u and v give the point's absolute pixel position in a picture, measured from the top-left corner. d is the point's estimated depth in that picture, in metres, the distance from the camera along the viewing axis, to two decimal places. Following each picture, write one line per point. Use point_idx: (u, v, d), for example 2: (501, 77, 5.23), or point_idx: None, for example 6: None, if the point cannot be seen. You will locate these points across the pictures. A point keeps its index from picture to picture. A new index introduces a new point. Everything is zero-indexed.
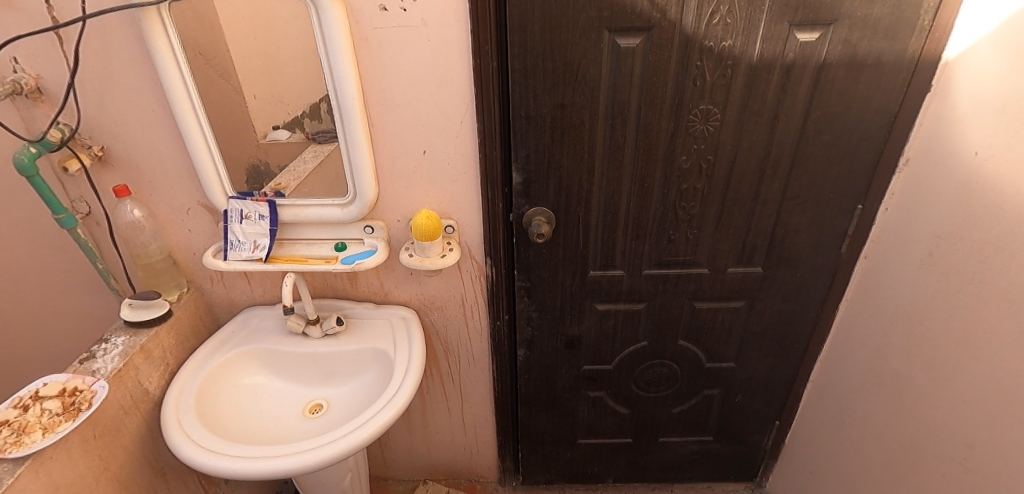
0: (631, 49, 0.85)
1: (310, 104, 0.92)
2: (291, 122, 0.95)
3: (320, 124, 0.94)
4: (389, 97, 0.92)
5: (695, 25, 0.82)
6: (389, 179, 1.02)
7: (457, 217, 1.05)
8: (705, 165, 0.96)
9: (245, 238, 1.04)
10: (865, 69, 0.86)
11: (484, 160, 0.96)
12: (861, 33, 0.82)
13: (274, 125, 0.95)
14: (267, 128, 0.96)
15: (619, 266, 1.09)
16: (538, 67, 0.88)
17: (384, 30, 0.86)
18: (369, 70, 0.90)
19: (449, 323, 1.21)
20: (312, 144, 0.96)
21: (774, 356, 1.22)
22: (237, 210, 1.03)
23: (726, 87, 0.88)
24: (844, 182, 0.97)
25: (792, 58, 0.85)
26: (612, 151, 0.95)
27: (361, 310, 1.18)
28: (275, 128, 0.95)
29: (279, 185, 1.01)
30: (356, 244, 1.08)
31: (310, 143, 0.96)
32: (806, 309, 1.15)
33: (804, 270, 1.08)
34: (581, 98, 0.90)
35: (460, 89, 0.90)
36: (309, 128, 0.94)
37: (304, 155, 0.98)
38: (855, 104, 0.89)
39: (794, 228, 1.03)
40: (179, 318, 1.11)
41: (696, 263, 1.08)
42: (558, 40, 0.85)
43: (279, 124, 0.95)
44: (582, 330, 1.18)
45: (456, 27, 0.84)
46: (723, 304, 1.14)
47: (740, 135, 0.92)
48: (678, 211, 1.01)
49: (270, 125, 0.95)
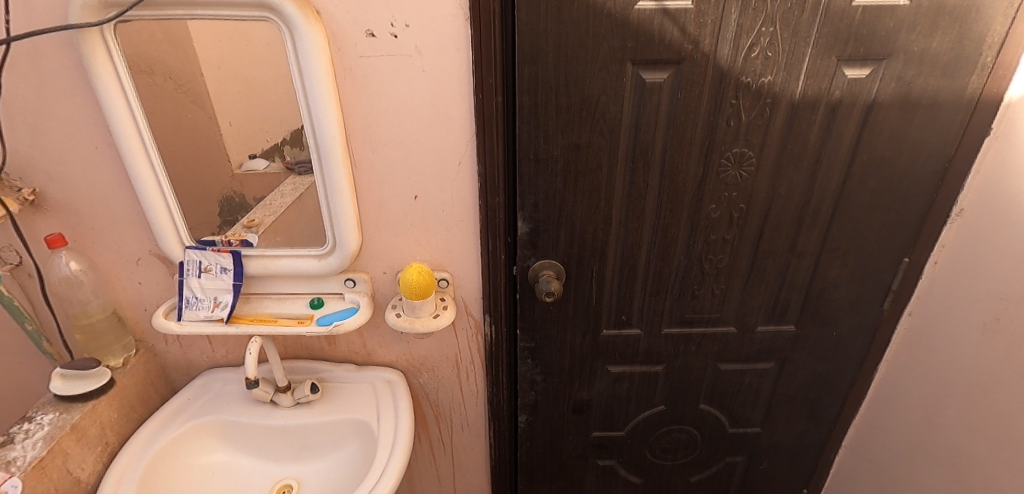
0: (657, 84, 0.74)
1: (291, 131, 0.79)
2: (269, 150, 0.81)
3: (302, 152, 0.81)
4: (375, 134, 0.80)
5: (731, 58, 0.72)
6: (374, 226, 0.89)
7: (453, 268, 0.92)
8: (736, 214, 0.84)
9: (204, 294, 0.89)
10: (919, 109, 0.76)
11: (485, 206, 0.84)
12: (917, 69, 0.73)
13: (250, 154, 0.81)
14: (213, 172, 0.83)
15: (635, 324, 0.96)
16: (551, 103, 0.76)
17: (372, 59, 0.75)
18: (354, 103, 0.78)
19: (441, 386, 1.07)
20: (292, 176, 0.83)
21: (805, 421, 1.09)
22: (196, 261, 0.88)
23: (764, 129, 0.77)
24: (890, 234, 0.86)
25: (838, 96, 0.75)
26: (632, 198, 0.83)
27: (339, 373, 1.03)
28: (251, 157, 0.81)
29: (254, 221, 0.87)
30: (335, 300, 0.94)
31: (289, 175, 0.83)
32: (842, 371, 1.02)
33: (842, 328, 0.96)
34: (599, 138, 0.78)
35: (459, 126, 0.79)
36: (288, 157, 0.81)
37: (281, 188, 0.84)
38: (906, 148, 0.79)
39: (832, 283, 0.91)
40: (125, 386, 0.95)
41: (723, 321, 0.96)
42: (574, 73, 0.74)
43: (255, 153, 0.81)
44: (592, 394, 1.04)
45: (455, 57, 0.73)
46: (751, 365, 1.01)
47: (777, 182, 0.81)
48: (704, 264, 0.89)
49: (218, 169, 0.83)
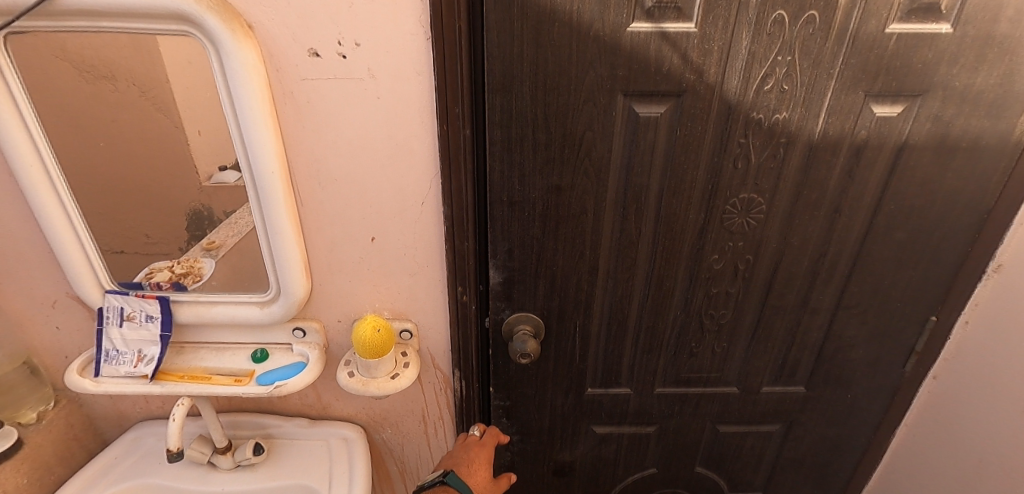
0: (653, 120, 0.63)
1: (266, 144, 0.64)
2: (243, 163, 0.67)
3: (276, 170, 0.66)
4: (324, 168, 0.69)
5: (740, 91, 0.61)
6: (326, 270, 0.77)
7: (418, 317, 0.81)
8: (742, 266, 0.73)
9: (126, 347, 0.77)
10: (957, 153, 0.65)
11: (453, 253, 0.72)
12: (957, 108, 0.62)
13: (220, 165, 0.67)
14: (136, 209, 0.71)
15: (624, 383, 0.85)
16: (527, 139, 0.65)
17: (318, 82, 0.63)
18: (298, 133, 0.66)
19: (406, 442, 0.95)
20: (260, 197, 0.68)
21: (812, 486, 0.98)
22: (116, 307, 0.76)
23: (776, 172, 0.66)
24: (916, 290, 0.76)
25: (864, 136, 0.64)
26: (622, 246, 0.72)
27: (289, 429, 0.90)
28: (221, 169, 0.67)
29: (214, 243, 0.74)
30: (283, 351, 0.82)
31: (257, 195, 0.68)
32: (855, 435, 0.91)
33: (857, 389, 0.85)
34: (583, 179, 0.67)
35: (421, 161, 0.67)
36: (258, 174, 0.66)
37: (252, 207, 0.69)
38: (939, 196, 0.68)
39: (847, 342, 0.81)
40: (39, 445, 0.82)
41: (723, 381, 0.85)
42: (555, 105, 0.62)
43: (227, 164, 0.67)
44: (576, 456, 0.93)
45: (416, 83, 0.62)
46: (753, 427, 0.90)
47: (790, 231, 0.71)
48: (703, 320, 0.78)
49: (140, 205, 0.71)
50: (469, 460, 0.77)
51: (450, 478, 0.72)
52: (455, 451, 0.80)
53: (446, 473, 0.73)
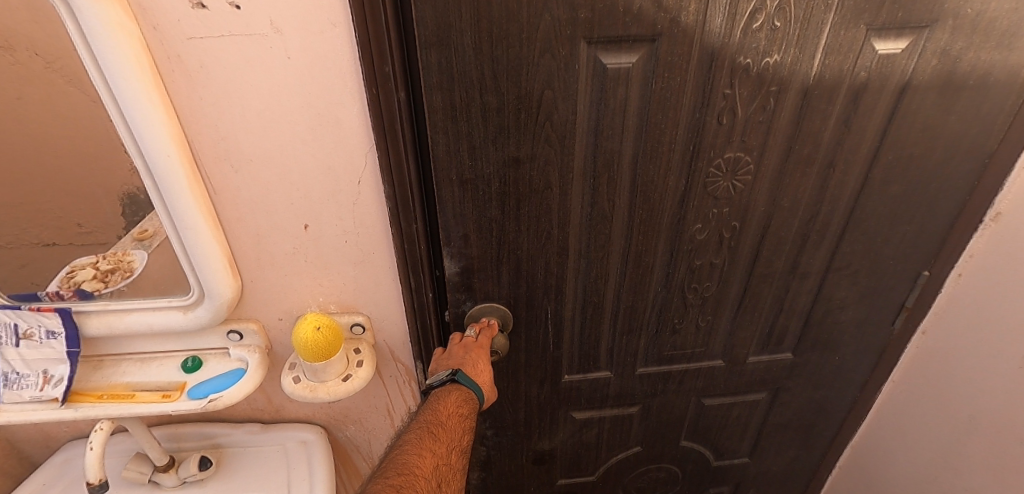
0: (624, 72, 0.53)
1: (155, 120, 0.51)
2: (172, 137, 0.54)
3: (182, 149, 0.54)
4: (234, 148, 0.56)
5: (725, 32, 0.51)
6: (255, 265, 0.66)
7: (370, 309, 0.72)
8: (728, 234, 0.66)
9: (28, 368, 0.66)
10: (963, 91, 0.57)
11: (400, 238, 0.62)
12: (967, 39, 0.54)
13: None
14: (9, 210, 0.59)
15: (604, 367, 0.78)
16: (476, 103, 0.54)
17: (210, 41, 0.49)
18: (194, 107, 0.53)
19: (373, 438, 0.88)
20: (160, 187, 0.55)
21: (797, 446, 0.96)
22: (9, 324, 0.63)
23: (765, 126, 0.58)
24: (909, 245, 0.70)
25: (864, 78, 0.55)
26: (594, 220, 0.63)
27: (240, 436, 0.82)
28: None
29: (146, 233, 0.60)
30: (219, 357, 0.72)
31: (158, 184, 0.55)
32: (840, 396, 0.88)
33: (845, 351, 0.81)
34: (545, 149, 0.57)
35: (350, 134, 0.56)
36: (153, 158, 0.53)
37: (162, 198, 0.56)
38: (941, 141, 0.61)
39: (838, 304, 0.75)
40: None
41: (708, 355, 0.79)
42: (506, 60, 0.52)
43: None
44: (555, 443, 0.88)
45: (333, 36, 0.50)
46: (739, 397, 0.86)
47: (779, 193, 0.63)
48: (686, 294, 0.71)
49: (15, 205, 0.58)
50: (472, 359, 0.65)
51: (461, 378, 0.61)
52: (451, 349, 0.67)
53: (455, 372, 0.61)
